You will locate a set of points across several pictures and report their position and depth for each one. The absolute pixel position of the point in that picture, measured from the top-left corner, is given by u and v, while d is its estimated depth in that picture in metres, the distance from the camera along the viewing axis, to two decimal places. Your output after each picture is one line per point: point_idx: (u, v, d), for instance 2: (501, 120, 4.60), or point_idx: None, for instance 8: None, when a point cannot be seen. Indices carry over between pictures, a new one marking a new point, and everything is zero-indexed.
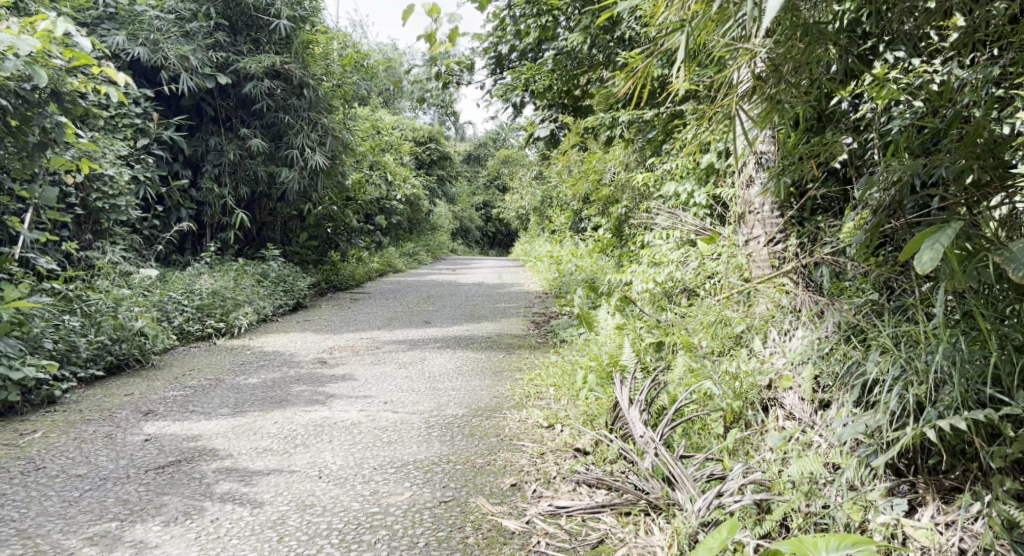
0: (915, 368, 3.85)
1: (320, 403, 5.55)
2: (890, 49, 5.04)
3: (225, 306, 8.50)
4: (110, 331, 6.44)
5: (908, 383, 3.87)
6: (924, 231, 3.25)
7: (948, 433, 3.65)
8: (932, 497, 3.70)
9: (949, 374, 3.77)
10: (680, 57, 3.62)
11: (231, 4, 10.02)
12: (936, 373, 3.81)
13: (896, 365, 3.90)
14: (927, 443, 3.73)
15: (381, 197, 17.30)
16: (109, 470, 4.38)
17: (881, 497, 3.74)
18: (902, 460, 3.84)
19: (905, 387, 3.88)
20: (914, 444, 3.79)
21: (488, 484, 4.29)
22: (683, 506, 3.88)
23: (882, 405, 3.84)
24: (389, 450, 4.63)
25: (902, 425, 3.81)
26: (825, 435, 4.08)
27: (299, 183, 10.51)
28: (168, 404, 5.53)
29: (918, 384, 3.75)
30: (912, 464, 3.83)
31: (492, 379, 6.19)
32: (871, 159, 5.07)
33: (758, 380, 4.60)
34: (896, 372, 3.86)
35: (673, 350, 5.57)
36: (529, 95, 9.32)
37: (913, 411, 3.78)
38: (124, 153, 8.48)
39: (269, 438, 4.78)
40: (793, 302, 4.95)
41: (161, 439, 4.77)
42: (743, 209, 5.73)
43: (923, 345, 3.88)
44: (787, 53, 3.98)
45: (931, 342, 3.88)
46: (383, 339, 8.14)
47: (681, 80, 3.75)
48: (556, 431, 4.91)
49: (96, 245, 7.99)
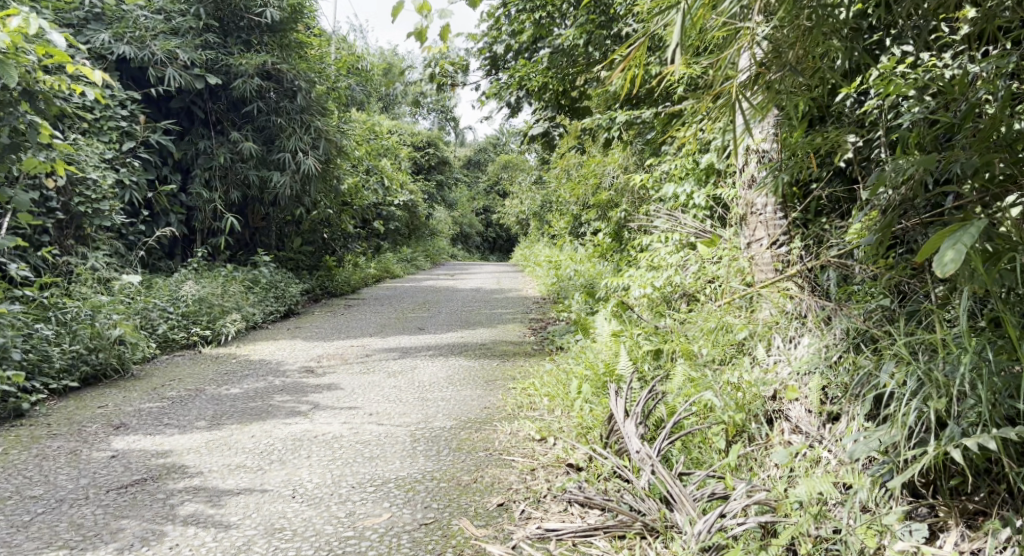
0: (935, 380, 3.58)
1: (302, 415, 5.28)
2: (898, 42, 4.81)
3: (212, 313, 8.23)
4: (87, 339, 6.19)
5: (927, 396, 3.60)
6: (943, 231, 2.96)
7: (974, 453, 3.39)
8: (955, 521, 3.44)
9: (973, 387, 3.52)
10: (675, 37, 3.39)
11: (222, 4, 9.71)
12: (958, 387, 3.55)
13: (914, 377, 3.64)
14: (949, 461, 3.48)
15: (378, 202, 17.04)
16: (66, 490, 4.12)
17: (899, 521, 3.46)
18: (922, 480, 3.56)
19: (924, 401, 3.60)
20: (935, 463, 3.51)
21: (473, 504, 4.03)
22: (683, 529, 3.63)
23: (899, 420, 3.58)
24: (370, 467, 4.36)
25: (921, 441, 3.55)
26: (835, 451, 3.83)
27: (291, 188, 10.24)
28: (142, 416, 5.28)
29: (939, 397, 3.48)
30: (932, 484, 3.54)
31: (484, 388, 5.92)
32: (878, 158, 4.82)
33: (761, 391, 4.35)
34: (913, 383, 3.60)
35: (672, 358, 5.27)
36: (524, 94, 8.93)
37: (933, 426, 3.53)
38: (108, 156, 8.23)
39: (243, 454, 4.51)
40: (798, 307, 4.70)
41: (127, 456, 4.51)
42: (744, 210, 5.45)
43: (943, 355, 3.62)
44: (785, 39, 3.83)
45: (951, 352, 3.62)
46: (373, 347, 7.88)
47: (678, 64, 3.53)
48: (549, 445, 4.65)
49: (79, 251, 7.73)
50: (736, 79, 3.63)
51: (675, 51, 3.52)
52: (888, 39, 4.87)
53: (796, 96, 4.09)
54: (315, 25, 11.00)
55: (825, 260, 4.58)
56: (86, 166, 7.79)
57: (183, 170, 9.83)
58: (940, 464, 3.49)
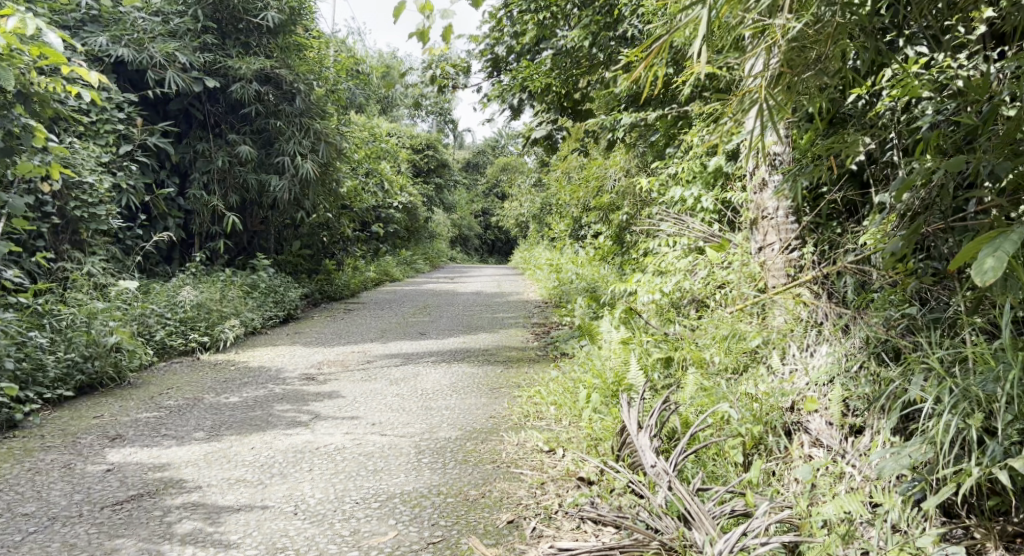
0: (973, 395, 3.46)
1: (303, 425, 5.14)
2: (911, 41, 4.63)
3: (210, 319, 8.09)
4: (82, 347, 6.05)
5: (965, 412, 3.48)
6: (983, 236, 2.90)
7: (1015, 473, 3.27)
8: (994, 544, 3.32)
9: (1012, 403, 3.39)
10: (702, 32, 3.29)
11: (220, 6, 9.58)
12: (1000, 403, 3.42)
13: (952, 391, 3.50)
14: (986, 481, 3.36)
15: (376, 205, 16.90)
16: (60, 507, 3.98)
17: (933, 544, 3.34)
18: (957, 500, 3.44)
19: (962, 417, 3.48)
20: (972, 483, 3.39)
21: (482, 521, 3.89)
22: (703, 548, 3.48)
23: (933, 438, 3.46)
24: (374, 481, 4.22)
25: (957, 460, 3.43)
26: (860, 467, 3.76)
27: (290, 191, 10.09)
28: (139, 427, 5.13)
29: (977, 413, 3.37)
30: (969, 504, 3.43)
31: (489, 396, 5.78)
32: (893, 161, 4.66)
33: (779, 402, 4.26)
34: (952, 399, 3.48)
35: (682, 366, 5.14)
36: (527, 97, 8.75)
37: (970, 443, 3.41)
38: (105, 159, 8.09)
39: (243, 467, 4.37)
40: (813, 315, 4.57)
41: (123, 470, 4.36)
42: (755, 214, 5.31)
43: (983, 370, 3.49)
44: (808, 38, 3.76)
45: (990, 367, 3.50)
46: (374, 353, 7.74)
47: (702, 62, 3.43)
48: (558, 456, 4.52)
49: (74, 256, 7.59)
50: (763, 78, 3.54)
51: (699, 47, 3.42)
52: (901, 39, 4.67)
53: (816, 97, 4.00)
54: (314, 27, 10.85)
55: (841, 265, 4.43)
56: (82, 169, 7.65)
57: (182, 173, 9.69)
58: (979, 484, 3.38)
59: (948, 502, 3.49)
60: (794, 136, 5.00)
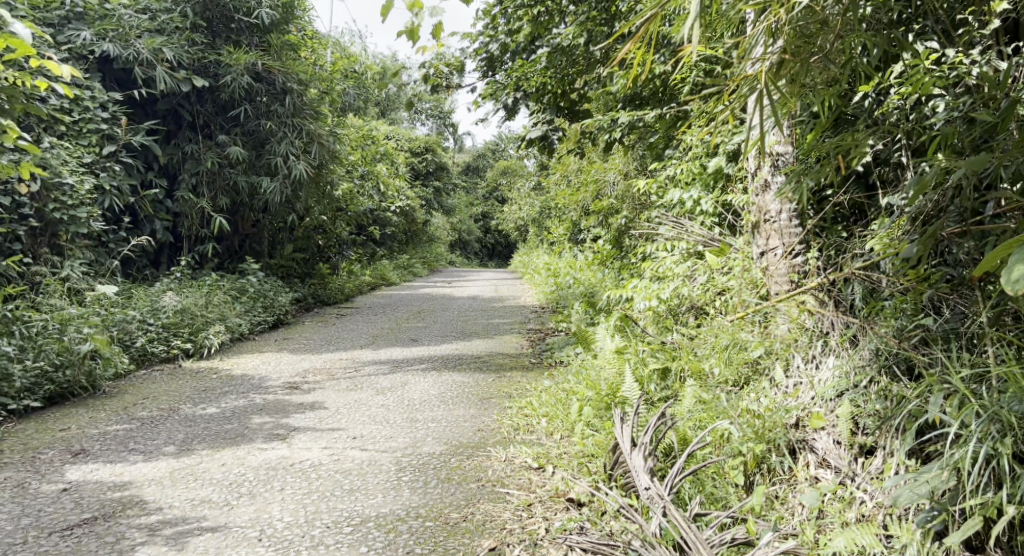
0: (1003, 419, 3.20)
1: (280, 438, 4.88)
2: (921, 37, 4.25)
3: (194, 324, 7.81)
4: (53, 355, 5.80)
5: (992, 436, 3.23)
6: (1011, 241, 2.70)
7: None
8: None
9: None
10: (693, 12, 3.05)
11: (210, 4, 9.29)
12: None
13: (978, 415, 3.25)
14: (1017, 515, 3.11)
15: (371, 207, 16.61)
16: (3, 533, 3.73)
17: None
18: (979, 533, 3.22)
19: (988, 442, 3.23)
20: (999, 517, 3.16)
21: (462, 548, 3.65)
22: None
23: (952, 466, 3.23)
24: (349, 502, 3.96)
25: (980, 488, 3.20)
26: (872, 492, 3.53)
27: (281, 194, 9.78)
28: (106, 440, 4.87)
29: (1009, 440, 3.12)
30: (992, 539, 3.20)
31: (478, 408, 5.50)
32: (902, 159, 4.39)
33: (783, 418, 3.97)
34: (980, 424, 3.23)
35: (680, 378, 4.86)
36: (520, 96, 8.20)
37: (1000, 473, 3.16)
38: (86, 160, 7.82)
39: (210, 487, 4.11)
40: (818, 324, 4.31)
41: (80, 490, 4.12)
42: (757, 217, 5.03)
43: (1010, 392, 3.24)
44: (812, 26, 3.52)
45: (1020, 388, 3.24)
46: (364, 360, 7.45)
47: (695, 42, 3.28)
48: (547, 474, 4.25)
49: (52, 260, 7.32)
50: (766, 63, 3.32)
51: (692, 28, 3.27)
52: (911, 35, 4.27)
53: (820, 92, 3.75)
54: (308, 26, 10.56)
55: (849, 272, 4.15)
56: (62, 170, 7.38)
57: (169, 174, 9.40)
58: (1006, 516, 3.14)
59: (972, 535, 3.25)
60: (798, 134, 4.73)
